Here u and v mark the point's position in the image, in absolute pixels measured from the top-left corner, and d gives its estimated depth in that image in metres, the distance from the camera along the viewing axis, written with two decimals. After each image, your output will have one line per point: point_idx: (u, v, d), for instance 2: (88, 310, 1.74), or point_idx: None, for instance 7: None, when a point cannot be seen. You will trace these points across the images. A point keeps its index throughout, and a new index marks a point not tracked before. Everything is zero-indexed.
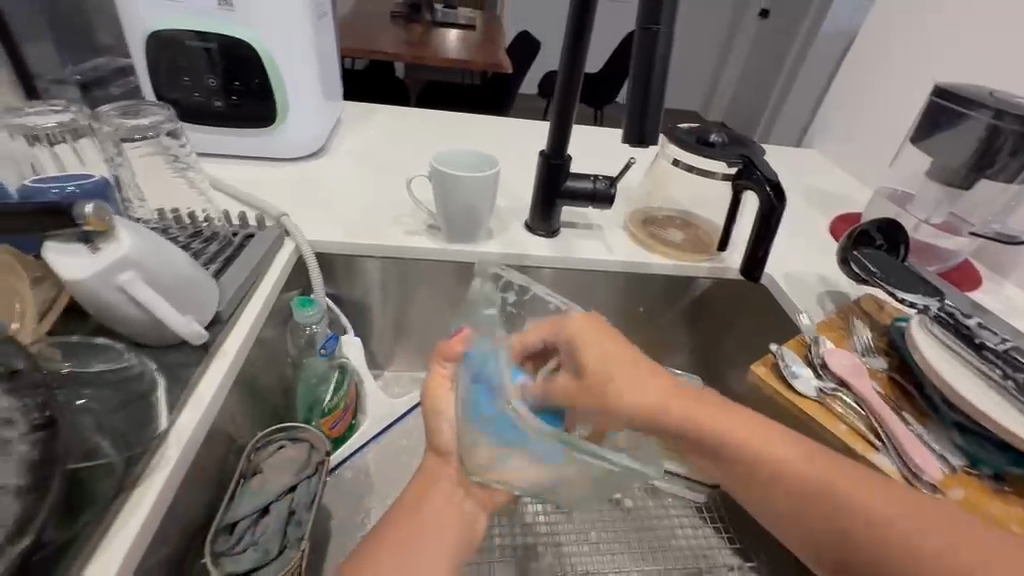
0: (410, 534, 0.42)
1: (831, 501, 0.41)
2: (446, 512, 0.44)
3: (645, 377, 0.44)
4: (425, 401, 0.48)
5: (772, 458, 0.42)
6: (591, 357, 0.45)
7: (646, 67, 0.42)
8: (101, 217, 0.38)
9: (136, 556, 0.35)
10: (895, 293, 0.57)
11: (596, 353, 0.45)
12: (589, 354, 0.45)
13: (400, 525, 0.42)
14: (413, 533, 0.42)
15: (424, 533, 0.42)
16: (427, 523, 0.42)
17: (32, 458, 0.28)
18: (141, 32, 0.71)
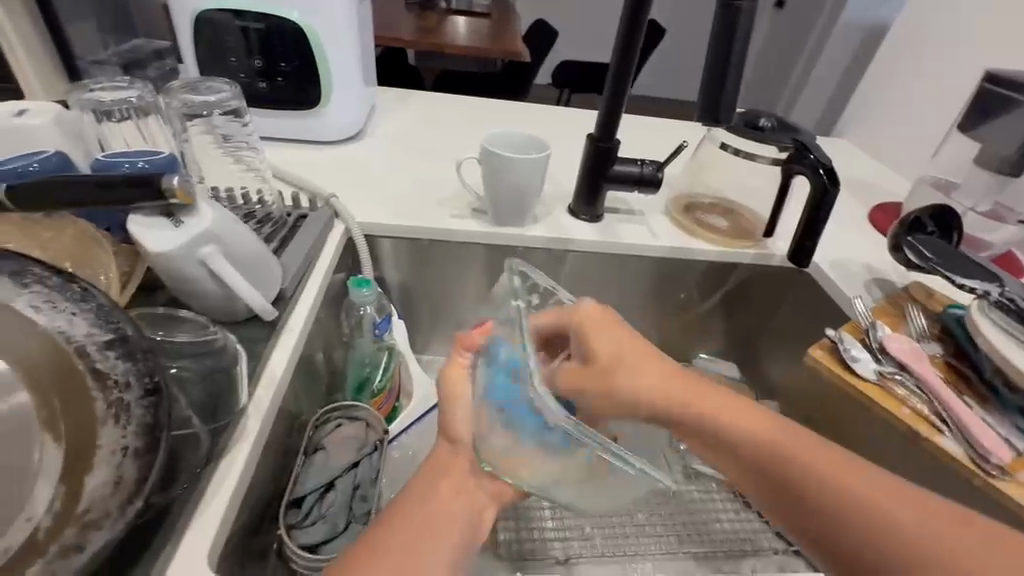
0: (412, 525, 0.37)
1: (820, 489, 0.37)
2: (454, 503, 0.38)
3: (652, 363, 0.42)
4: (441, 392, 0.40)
5: (759, 442, 0.39)
6: (600, 347, 0.42)
7: None
8: (186, 189, 0.38)
9: (228, 524, 0.35)
10: (953, 278, 0.56)
11: (606, 343, 0.42)
12: (598, 344, 0.43)
13: (407, 514, 0.37)
14: (415, 532, 0.36)
15: (427, 532, 0.37)
16: (429, 522, 0.37)
17: (146, 422, 0.28)
18: (187, 10, 0.70)
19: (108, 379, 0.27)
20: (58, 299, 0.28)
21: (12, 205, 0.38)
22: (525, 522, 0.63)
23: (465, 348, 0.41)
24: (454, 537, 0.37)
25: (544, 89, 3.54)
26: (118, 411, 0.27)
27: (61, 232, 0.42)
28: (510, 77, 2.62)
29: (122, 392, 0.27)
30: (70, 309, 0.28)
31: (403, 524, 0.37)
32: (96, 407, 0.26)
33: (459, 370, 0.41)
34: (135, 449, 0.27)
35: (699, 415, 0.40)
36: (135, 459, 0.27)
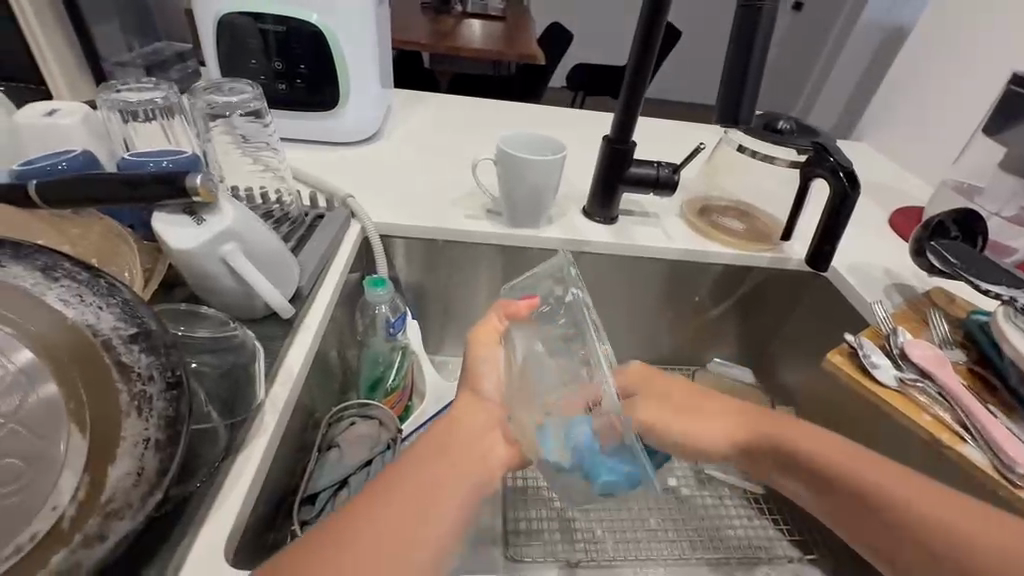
0: (413, 484, 0.36)
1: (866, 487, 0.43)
2: (468, 450, 0.38)
3: (714, 401, 0.51)
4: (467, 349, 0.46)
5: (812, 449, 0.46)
6: (654, 398, 0.51)
7: (745, 51, 0.41)
8: (209, 187, 0.39)
9: (244, 517, 0.36)
10: (978, 284, 0.55)
11: (654, 396, 0.51)
12: (653, 394, 0.51)
13: (416, 467, 0.37)
14: (435, 461, 0.37)
15: (437, 478, 0.36)
16: (451, 456, 0.37)
17: (166, 415, 0.29)
18: (210, 14, 0.72)
19: (132, 371, 0.28)
20: (87, 294, 0.28)
21: (42, 202, 0.39)
22: (536, 525, 0.63)
23: (487, 336, 0.46)
24: (462, 492, 0.36)
25: (558, 91, 3.54)
26: (141, 403, 0.28)
27: (86, 228, 0.43)
28: (524, 80, 2.62)
29: (145, 384, 0.28)
30: (97, 303, 0.28)
31: (403, 482, 0.36)
32: (120, 398, 0.27)
33: (491, 335, 0.47)
34: (156, 441, 0.28)
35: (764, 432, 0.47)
36: (157, 452, 0.28)
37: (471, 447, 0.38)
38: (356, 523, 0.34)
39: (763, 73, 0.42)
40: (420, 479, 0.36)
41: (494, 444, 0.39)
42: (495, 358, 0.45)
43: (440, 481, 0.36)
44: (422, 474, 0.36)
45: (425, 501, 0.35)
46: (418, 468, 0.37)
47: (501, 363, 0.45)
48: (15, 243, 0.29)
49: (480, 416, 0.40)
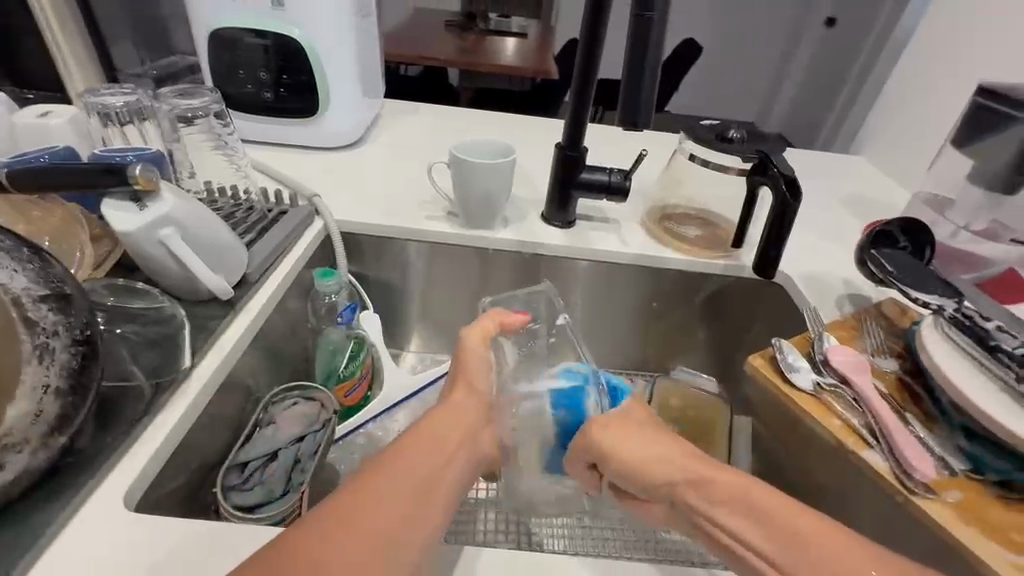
0: (417, 464, 0.37)
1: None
2: (461, 437, 0.41)
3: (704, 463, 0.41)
4: (459, 351, 0.47)
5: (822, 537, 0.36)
6: (636, 450, 0.42)
7: (639, 53, 0.48)
8: (148, 177, 0.44)
9: (153, 472, 0.40)
10: (908, 291, 0.55)
11: (638, 442, 0.42)
12: (637, 442, 0.43)
13: (414, 446, 0.38)
14: (433, 446, 0.39)
15: (437, 464, 0.38)
16: (448, 441, 0.40)
17: (69, 365, 0.33)
18: (205, 30, 0.79)
19: (37, 326, 0.33)
20: (7, 259, 0.34)
21: (10, 188, 0.44)
22: None
23: (480, 335, 0.48)
24: (453, 476, 0.38)
25: None
26: (43, 353, 0.32)
27: (50, 213, 0.49)
28: (543, 93, 2.67)
29: (48, 338, 0.33)
30: (13, 266, 0.33)
31: (398, 468, 0.36)
32: (23, 347, 0.32)
33: (480, 349, 0.47)
34: (57, 388, 0.33)
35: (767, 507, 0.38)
36: (56, 397, 0.32)
37: (458, 431, 0.40)
38: (359, 503, 0.34)
39: (656, 77, 0.49)
40: (423, 461, 0.37)
41: (483, 437, 0.42)
42: (483, 357, 0.47)
43: (430, 466, 0.37)
44: (419, 455, 0.38)
45: (424, 483, 0.36)
46: (422, 453, 0.38)
47: (490, 366, 0.47)
48: None
49: (463, 407, 0.42)
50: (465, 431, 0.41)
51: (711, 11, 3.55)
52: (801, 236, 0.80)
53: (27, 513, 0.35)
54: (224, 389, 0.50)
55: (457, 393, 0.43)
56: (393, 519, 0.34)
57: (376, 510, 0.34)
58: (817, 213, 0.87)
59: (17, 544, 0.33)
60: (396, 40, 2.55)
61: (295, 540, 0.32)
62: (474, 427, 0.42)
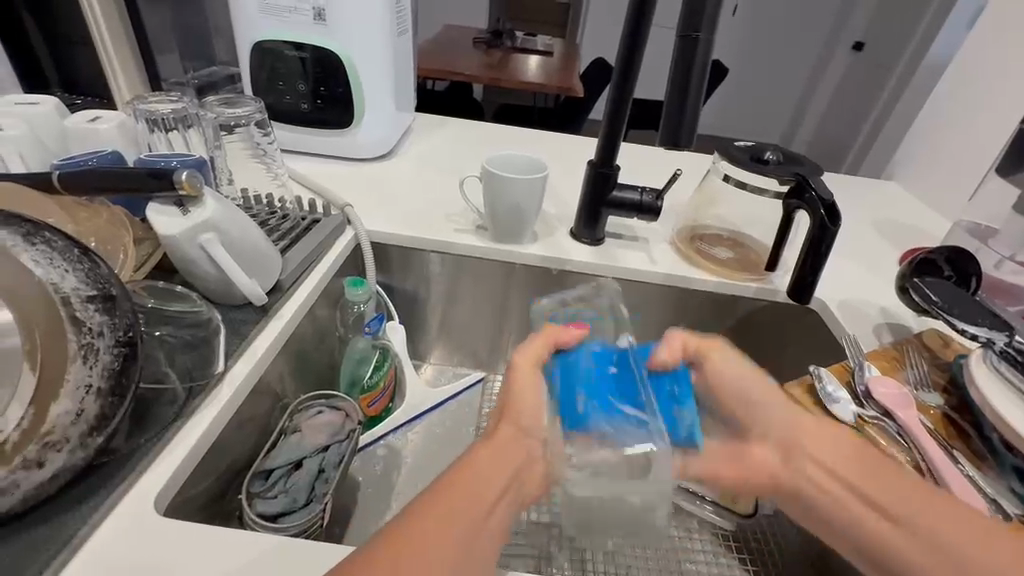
0: (459, 517, 0.34)
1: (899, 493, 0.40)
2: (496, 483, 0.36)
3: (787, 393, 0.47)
4: (508, 385, 0.41)
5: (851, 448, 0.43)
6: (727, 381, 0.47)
7: (684, 75, 0.48)
8: (193, 183, 0.44)
9: (183, 475, 0.40)
10: (954, 323, 0.53)
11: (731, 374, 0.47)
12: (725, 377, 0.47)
13: (458, 497, 0.35)
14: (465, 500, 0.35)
15: (477, 517, 0.35)
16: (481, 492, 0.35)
17: (111, 367, 0.33)
18: (248, 42, 0.81)
19: (84, 326, 0.33)
20: (57, 258, 0.34)
21: (62, 188, 0.46)
22: None
23: (529, 362, 0.42)
24: (491, 528, 0.35)
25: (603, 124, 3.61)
26: (88, 353, 0.32)
27: (95, 214, 0.50)
28: (567, 110, 2.69)
29: (94, 338, 0.33)
30: (64, 266, 0.34)
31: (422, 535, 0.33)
32: (69, 346, 0.32)
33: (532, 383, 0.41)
34: (98, 388, 0.33)
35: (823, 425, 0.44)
36: (97, 398, 0.33)
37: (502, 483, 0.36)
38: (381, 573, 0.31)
39: (700, 99, 0.49)
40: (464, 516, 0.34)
41: (524, 481, 0.38)
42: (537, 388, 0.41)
43: (473, 519, 0.34)
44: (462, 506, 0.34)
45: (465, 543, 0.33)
46: (464, 505, 0.35)
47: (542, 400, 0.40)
48: (9, 214, 0.35)
49: (512, 449, 0.38)
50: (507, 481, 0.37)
51: (737, 33, 3.56)
52: (835, 261, 0.78)
53: (61, 510, 0.35)
54: (254, 396, 0.51)
55: (505, 426, 0.39)
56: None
57: (414, 571, 0.31)
58: (852, 239, 0.85)
59: (48, 542, 0.33)
60: (425, 55, 2.61)
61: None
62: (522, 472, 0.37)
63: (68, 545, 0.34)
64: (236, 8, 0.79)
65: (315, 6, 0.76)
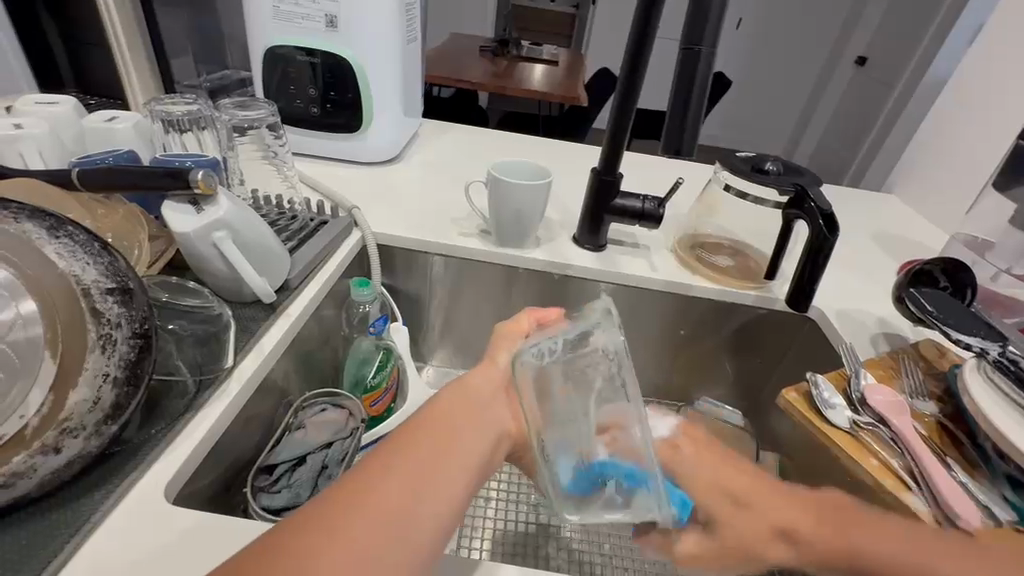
0: (426, 449, 0.34)
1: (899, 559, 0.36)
2: (464, 413, 0.38)
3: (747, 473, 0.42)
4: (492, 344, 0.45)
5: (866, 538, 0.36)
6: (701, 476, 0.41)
7: (686, 89, 0.50)
8: (208, 182, 0.46)
9: (191, 466, 0.41)
10: (949, 333, 0.54)
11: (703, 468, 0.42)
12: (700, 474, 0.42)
13: (435, 432, 0.35)
14: (432, 438, 0.35)
15: (446, 446, 0.35)
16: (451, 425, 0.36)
17: (127, 358, 0.35)
18: (261, 47, 0.83)
19: (103, 317, 0.34)
20: (79, 252, 0.35)
21: (81, 186, 0.47)
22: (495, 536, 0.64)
23: (513, 336, 0.45)
24: (460, 465, 0.34)
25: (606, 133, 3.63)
26: (105, 344, 0.34)
27: (111, 212, 0.51)
28: (570, 119, 2.72)
29: (112, 329, 0.34)
30: (85, 259, 0.35)
31: (385, 473, 0.31)
32: (89, 336, 0.33)
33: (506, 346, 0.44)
34: (114, 377, 0.34)
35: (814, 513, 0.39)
36: (113, 387, 0.34)
37: (476, 423, 0.37)
38: (343, 509, 0.29)
39: (701, 110, 0.50)
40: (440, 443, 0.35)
41: (492, 416, 0.38)
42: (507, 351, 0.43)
43: (446, 447, 0.34)
44: (439, 437, 0.35)
45: (441, 467, 0.33)
46: (436, 436, 0.35)
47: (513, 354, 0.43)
48: (33, 207, 0.36)
49: (482, 392, 0.40)
50: (482, 414, 0.38)
51: (740, 47, 3.59)
52: (832, 271, 0.79)
53: (77, 496, 0.36)
54: (261, 392, 0.52)
55: (479, 376, 0.41)
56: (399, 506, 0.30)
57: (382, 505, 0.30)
58: (851, 251, 0.86)
59: (63, 526, 0.34)
60: (432, 63, 2.64)
61: (306, 531, 0.28)
62: (492, 406, 0.39)
63: (81, 531, 0.35)
64: (250, 13, 0.81)
65: (327, 14, 0.78)
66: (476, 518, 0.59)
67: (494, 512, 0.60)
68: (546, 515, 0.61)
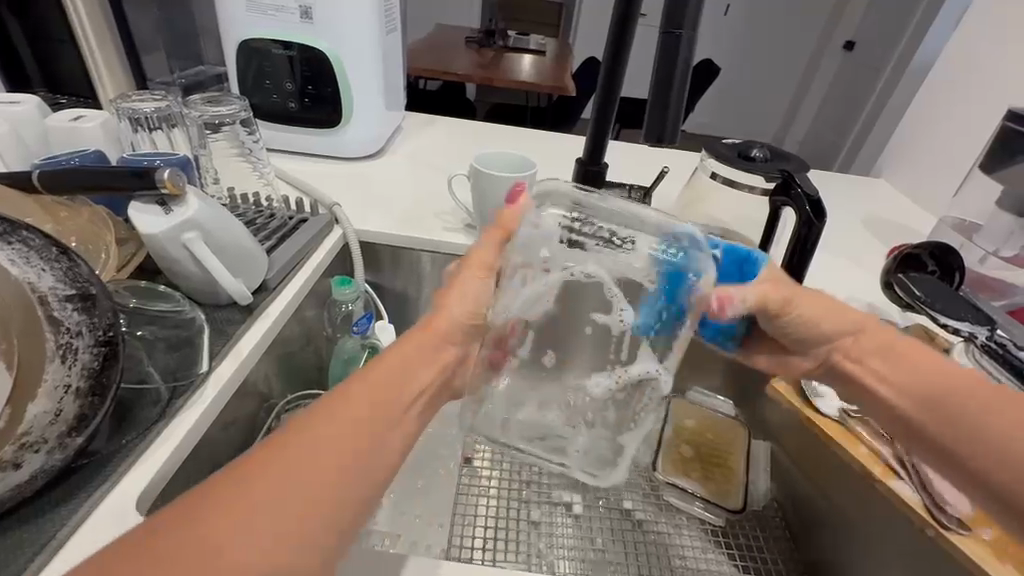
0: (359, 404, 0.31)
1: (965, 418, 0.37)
2: (402, 361, 0.35)
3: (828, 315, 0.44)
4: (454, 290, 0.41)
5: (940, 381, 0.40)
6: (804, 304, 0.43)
7: (667, 74, 0.48)
8: (176, 182, 0.44)
9: (164, 476, 0.40)
10: (937, 317, 0.53)
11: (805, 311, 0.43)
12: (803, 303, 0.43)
13: (375, 378, 0.33)
14: (367, 393, 0.32)
15: (380, 402, 0.32)
16: (385, 373, 0.33)
17: (91, 367, 0.33)
18: (234, 41, 0.81)
19: (62, 325, 0.33)
20: (34, 258, 0.34)
21: (42, 188, 0.45)
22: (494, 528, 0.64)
23: (478, 267, 0.41)
24: (394, 426, 0.32)
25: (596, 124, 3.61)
26: (66, 352, 0.32)
27: (77, 215, 0.50)
28: (559, 109, 2.70)
29: (72, 338, 0.33)
30: (41, 266, 0.34)
31: (303, 436, 0.29)
32: (47, 345, 0.32)
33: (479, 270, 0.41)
34: (77, 388, 0.33)
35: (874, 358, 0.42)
36: (75, 398, 0.33)
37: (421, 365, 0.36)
38: (256, 475, 0.27)
39: (684, 96, 0.49)
40: (378, 386, 0.32)
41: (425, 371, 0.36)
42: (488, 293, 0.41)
43: (376, 404, 0.31)
44: (376, 381, 0.33)
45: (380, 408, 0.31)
46: (372, 378, 0.33)
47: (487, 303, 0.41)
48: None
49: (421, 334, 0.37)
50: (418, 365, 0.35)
51: (729, 33, 3.57)
52: (822, 258, 0.79)
53: (42, 511, 0.35)
54: (240, 396, 0.50)
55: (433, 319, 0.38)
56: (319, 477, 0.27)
57: (295, 473, 0.27)
58: (841, 236, 0.85)
59: (27, 544, 0.33)
60: (418, 55, 2.60)
61: (218, 497, 0.26)
62: (430, 358, 0.36)
63: (45, 548, 0.33)
64: (222, 6, 0.79)
65: (301, 5, 0.75)
66: (466, 516, 0.58)
67: (486, 508, 0.60)
68: (538, 512, 0.60)
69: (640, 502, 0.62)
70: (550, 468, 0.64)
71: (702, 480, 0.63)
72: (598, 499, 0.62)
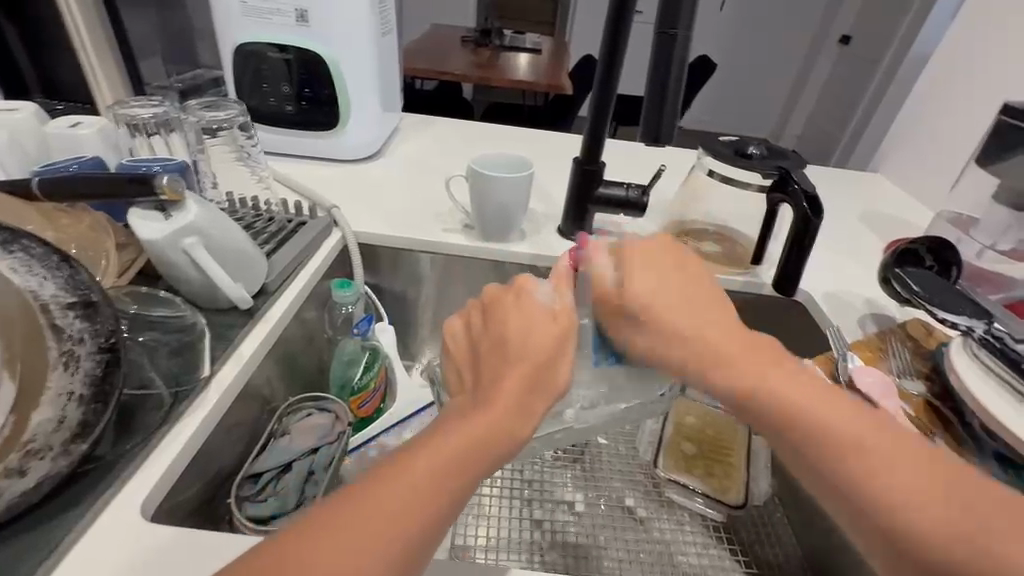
0: (437, 460, 0.31)
1: (846, 467, 0.31)
2: (489, 411, 0.33)
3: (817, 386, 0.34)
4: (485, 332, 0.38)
5: (859, 468, 0.30)
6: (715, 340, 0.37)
7: (662, 75, 0.49)
8: (175, 188, 0.44)
9: (167, 482, 0.40)
10: (935, 312, 0.53)
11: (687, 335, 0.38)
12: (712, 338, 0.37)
13: (473, 417, 0.33)
14: (452, 449, 0.31)
15: (458, 460, 0.31)
16: (474, 428, 0.32)
17: (95, 373, 0.33)
18: (230, 45, 0.81)
19: (64, 333, 0.33)
20: (36, 266, 0.34)
21: (41, 195, 0.46)
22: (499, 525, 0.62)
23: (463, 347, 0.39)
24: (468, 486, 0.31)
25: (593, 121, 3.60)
26: (68, 360, 0.33)
27: (77, 221, 0.50)
28: (554, 108, 2.70)
29: (74, 345, 0.33)
30: (43, 275, 0.34)
31: (388, 487, 0.29)
32: (50, 353, 0.32)
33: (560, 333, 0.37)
34: (80, 395, 0.33)
35: (811, 425, 0.32)
36: (79, 405, 0.32)
37: (512, 413, 0.33)
38: (336, 518, 0.28)
39: (679, 96, 0.49)
40: (476, 429, 0.32)
41: (514, 425, 0.33)
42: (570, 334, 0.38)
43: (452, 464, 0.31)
44: (469, 428, 0.32)
45: (475, 454, 0.31)
46: (473, 418, 0.33)
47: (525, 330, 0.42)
48: (10, 229, 0.36)
49: (525, 375, 0.35)
50: (507, 419, 0.33)
51: (724, 29, 3.58)
52: (820, 253, 0.79)
53: (47, 516, 0.35)
54: (242, 400, 0.50)
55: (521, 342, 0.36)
56: (385, 534, 0.28)
57: (370, 522, 0.28)
58: (839, 232, 0.85)
59: (32, 551, 0.33)
60: (413, 55, 2.60)
61: (306, 531, 0.28)
62: (515, 411, 0.33)
63: (53, 552, 0.34)
64: (218, 9, 0.79)
65: (298, 8, 0.75)
66: (469, 515, 0.58)
67: (489, 508, 0.60)
68: (540, 511, 0.61)
69: (642, 500, 0.62)
70: (551, 467, 0.65)
71: (703, 476, 0.64)
72: (599, 497, 0.62)
